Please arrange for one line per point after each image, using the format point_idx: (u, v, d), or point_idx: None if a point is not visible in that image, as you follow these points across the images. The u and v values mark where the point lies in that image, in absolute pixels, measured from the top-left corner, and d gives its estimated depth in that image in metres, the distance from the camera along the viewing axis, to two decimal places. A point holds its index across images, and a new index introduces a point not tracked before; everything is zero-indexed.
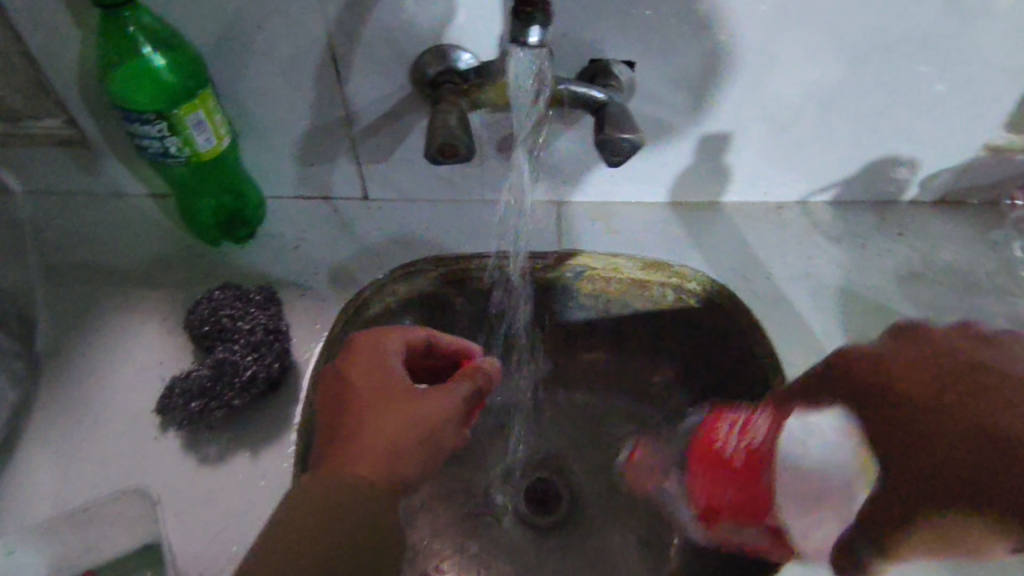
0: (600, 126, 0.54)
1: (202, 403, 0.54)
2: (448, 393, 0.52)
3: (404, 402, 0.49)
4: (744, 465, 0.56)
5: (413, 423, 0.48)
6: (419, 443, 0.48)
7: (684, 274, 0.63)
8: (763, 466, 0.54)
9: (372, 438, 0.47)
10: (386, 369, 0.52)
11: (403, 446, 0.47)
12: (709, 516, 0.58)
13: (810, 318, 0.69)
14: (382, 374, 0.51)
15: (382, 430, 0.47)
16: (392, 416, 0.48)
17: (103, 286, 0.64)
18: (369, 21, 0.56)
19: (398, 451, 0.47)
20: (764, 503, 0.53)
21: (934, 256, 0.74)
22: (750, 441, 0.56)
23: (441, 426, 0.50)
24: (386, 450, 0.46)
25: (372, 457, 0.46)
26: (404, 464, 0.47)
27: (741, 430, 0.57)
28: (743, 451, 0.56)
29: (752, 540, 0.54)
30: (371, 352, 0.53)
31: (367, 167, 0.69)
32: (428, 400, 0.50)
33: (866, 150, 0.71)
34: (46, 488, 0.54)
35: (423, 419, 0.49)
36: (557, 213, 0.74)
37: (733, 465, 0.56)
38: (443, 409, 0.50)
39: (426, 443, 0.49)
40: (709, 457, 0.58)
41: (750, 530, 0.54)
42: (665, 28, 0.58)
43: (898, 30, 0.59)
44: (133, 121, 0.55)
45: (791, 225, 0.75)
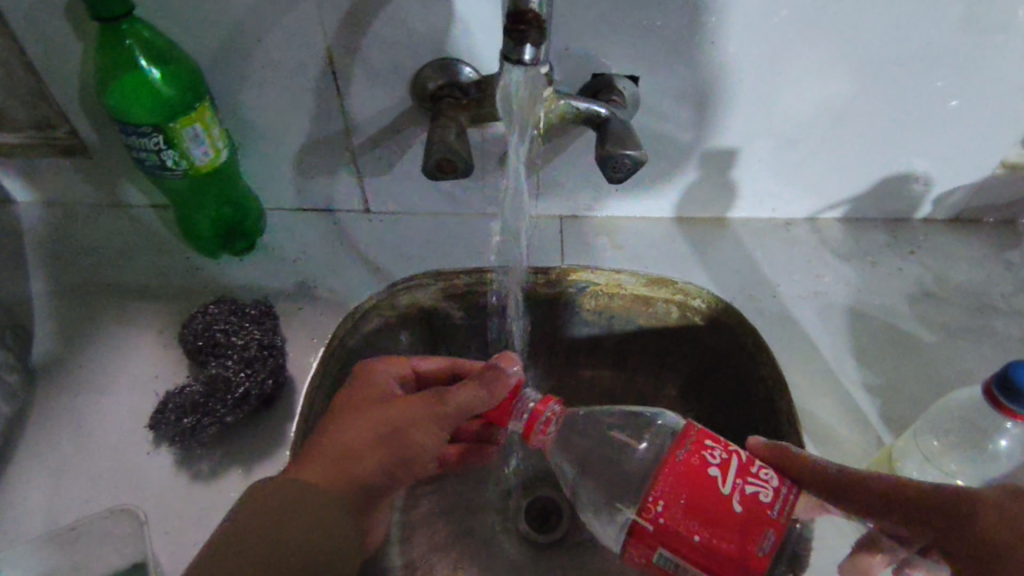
0: (601, 141, 0.53)
1: (193, 419, 0.54)
2: (446, 403, 0.49)
3: (375, 408, 0.49)
4: (739, 517, 0.38)
5: (379, 427, 0.47)
6: (383, 446, 0.47)
7: (688, 292, 0.62)
8: (763, 525, 0.38)
9: (330, 442, 0.46)
10: (376, 388, 0.51)
11: (362, 450, 0.46)
12: (640, 548, 0.41)
13: (820, 338, 0.67)
14: (362, 387, 0.51)
15: (350, 434, 0.47)
16: (357, 422, 0.47)
17: (100, 298, 0.64)
18: (369, 34, 0.55)
19: (356, 455, 0.46)
20: (754, 562, 0.38)
21: (948, 275, 0.72)
22: (755, 494, 0.39)
23: (412, 431, 0.48)
24: (342, 454, 0.46)
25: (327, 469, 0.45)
26: (362, 468, 0.46)
27: (741, 473, 0.40)
28: (740, 496, 0.39)
29: (669, 564, 0.40)
30: (364, 375, 0.52)
31: (368, 180, 0.68)
32: (403, 406, 0.49)
33: (878, 167, 0.69)
34: (36, 502, 0.54)
35: (392, 424, 0.48)
36: (560, 228, 0.73)
37: (727, 509, 0.38)
38: (419, 414, 0.48)
39: (391, 449, 0.47)
40: (693, 486, 0.39)
41: (678, 566, 0.39)
42: (672, 42, 0.57)
43: (910, 44, 0.58)
44: (130, 134, 0.55)
45: (800, 242, 0.74)
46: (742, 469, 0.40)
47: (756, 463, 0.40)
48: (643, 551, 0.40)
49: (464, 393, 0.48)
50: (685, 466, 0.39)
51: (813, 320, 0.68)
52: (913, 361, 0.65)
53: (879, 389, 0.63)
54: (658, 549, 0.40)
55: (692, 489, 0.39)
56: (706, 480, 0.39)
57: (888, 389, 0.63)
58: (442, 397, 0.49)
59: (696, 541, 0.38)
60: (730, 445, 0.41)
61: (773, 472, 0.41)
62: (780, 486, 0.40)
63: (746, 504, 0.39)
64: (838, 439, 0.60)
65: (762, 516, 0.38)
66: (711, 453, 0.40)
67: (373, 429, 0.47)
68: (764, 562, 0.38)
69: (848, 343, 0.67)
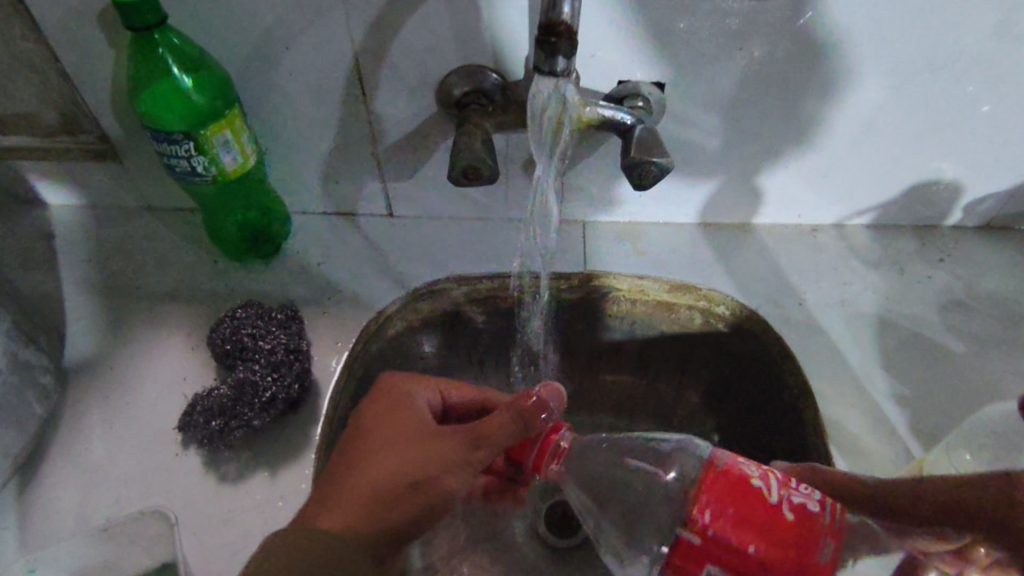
0: (626, 149, 0.53)
1: (222, 422, 0.55)
2: (478, 436, 0.47)
3: (399, 448, 0.48)
4: (792, 526, 0.36)
5: (402, 470, 0.47)
6: (407, 496, 0.47)
7: (712, 298, 0.63)
8: (818, 533, 0.37)
9: (355, 484, 0.46)
10: (400, 418, 0.50)
11: (388, 495, 0.46)
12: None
13: (846, 347, 0.66)
14: (386, 417, 0.50)
15: (374, 473, 0.46)
16: (380, 461, 0.47)
17: (130, 301, 0.65)
18: (395, 41, 0.55)
19: (379, 501, 0.46)
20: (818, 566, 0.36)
21: (978, 283, 0.71)
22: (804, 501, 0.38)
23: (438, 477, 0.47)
24: (367, 496, 0.46)
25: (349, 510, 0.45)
26: (386, 511, 0.46)
27: (783, 484, 0.38)
28: (788, 504, 0.37)
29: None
30: (389, 403, 0.51)
31: (392, 184, 0.68)
32: (428, 450, 0.48)
33: (907, 174, 0.68)
34: (68, 502, 0.55)
35: (418, 464, 0.47)
36: (584, 234, 0.72)
37: (778, 519, 0.37)
38: (446, 459, 0.47)
39: (416, 492, 0.47)
40: (739, 497, 0.37)
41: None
42: (698, 47, 0.56)
43: (940, 51, 0.57)
44: (162, 141, 0.56)
45: (826, 249, 0.73)
46: (784, 480, 0.39)
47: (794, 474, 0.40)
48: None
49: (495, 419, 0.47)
50: (726, 474, 0.39)
51: (839, 328, 0.67)
52: (941, 371, 0.65)
53: (908, 400, 0.62)
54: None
55: (737, 494, 0.37)
56: (744, 483, 0.38)
57: (917, 400, 0.62)
58: (474, 430, 0.47)
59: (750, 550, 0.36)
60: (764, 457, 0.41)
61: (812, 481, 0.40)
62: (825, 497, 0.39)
63: (797, 509, 0.37)
64: (866, 451, 0.59)
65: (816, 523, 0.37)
66: (749, 462, 0.39)
67: (397, 470, 0.47)
68: (828, 570, 0.36)
69: (875, 351, 0.66)
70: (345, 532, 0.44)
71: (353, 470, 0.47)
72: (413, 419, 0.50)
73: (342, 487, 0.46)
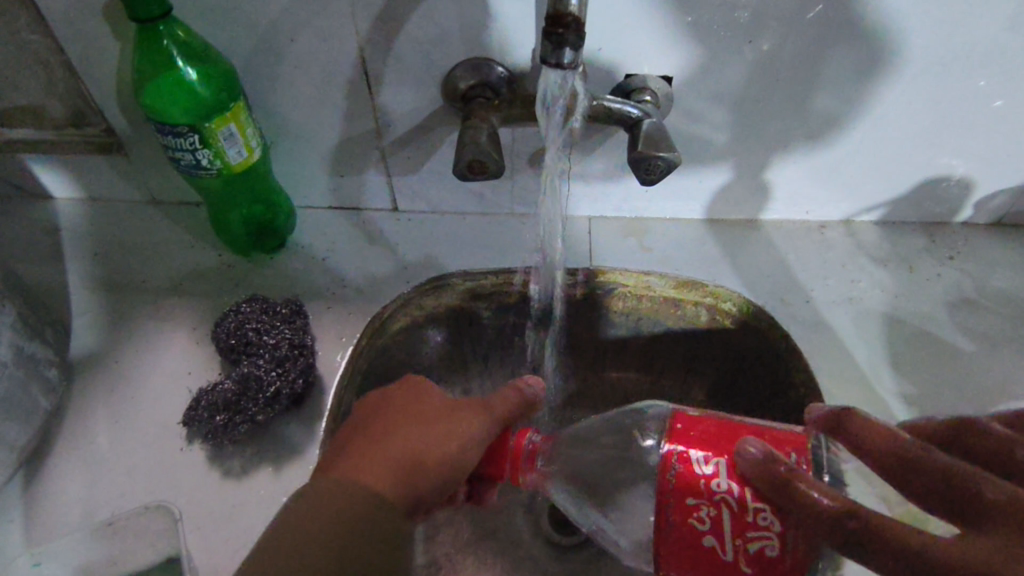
0: (633, 143, 0.52)
1: (227, 416, 0.54)
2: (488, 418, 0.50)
3: (428, 426, 0.49)
4: None
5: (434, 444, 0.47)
6: (439, 466, 0.47)
7: (719, 294, 0.62)
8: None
9: (384, 452, 0.46)
10: (425, 396, 0.51)
11: (419, 465, 0.46)
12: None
13: (853, 345, 0.65)
14: (410, 395, 0.51)
15: (405, 444, 0.47)
16: (414, 436, 0.47)
17: (135, 294, 0.65)
18: (401, 34, 0.55)
19: (415, 471, 0.46)
20: None
21: (988, 280, 0.70)
22: (759, 549, 0.38)
23: (467, 447, 0.48)
24: (399, 463, 0.46)
25: (380, 473, 0.45)
26: (419, 478, 0.46)
27: (738, 533, 0.38)
28: (744, 557, 0.38)
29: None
30: (413, 383, 0.52)
31: (397, 178, 0.68)
32: (456, 424, 0.49)
33: (917, 170, 0.67)
34: (74, 495, 0.55)
35: (444, 446, 0.48)
36: (589, 229, 0.72)
37: None
38: (472, 431, 0.48)
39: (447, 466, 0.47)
40: (694, 563, 0.40)
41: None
42: (707, 40, 0.56)
43: (952, 45, 0.56)
44: (167, 134, 0.56)
45: (834, 245, 0.72)
46: (738, 525, 0.38)
47: (750, 511, 0.38)
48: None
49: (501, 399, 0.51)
50: (676, 543, 0.40)
51: (847, 326, 0.67)
52: (949, 369, 0.64)
53: (916, 399, 0.62)
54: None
55: (691, 563, 0.40)
56: (690, 549, 0.39)
57: (925, 399, 0.62)
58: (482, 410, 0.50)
59: None
60: (716, 495, 0.39)
61: (772, 515, 0.37)
62: (785, 530, 0.37)
63: (756, 557, 0.38)
64: None
65: (772, 568, 0.38)
66: (699, 518, 0.39)
67: (419, 451, 0.47)
68: None
69: (882, 349, 0.65)
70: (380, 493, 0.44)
71: (382, 441, 0.47)
72: (435, 397, 0.51)
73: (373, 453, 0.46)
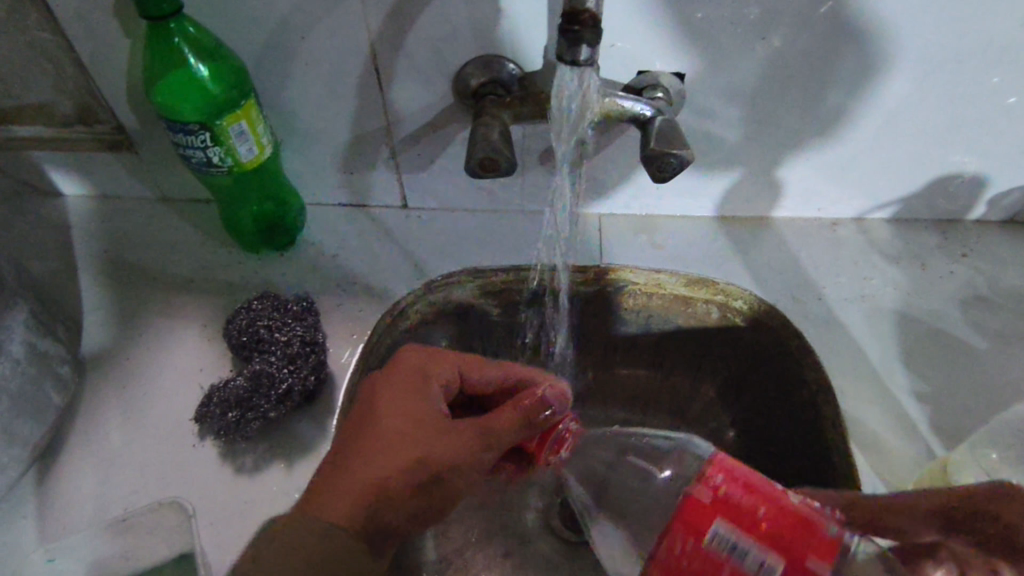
0: (646, 140, 0.52)
1: (239, 413, 0.54)
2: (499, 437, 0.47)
3: (412, 442, 0.47)
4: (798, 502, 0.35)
5: (415, 466, 0.46)
6: (419, 491, 0.46)
7: (730, 292, 0.61)
8: (823, 517, 0.35)
9: (357, 472, 0.45)
10: (418, 398, 0.49)
11: (393, 490, 0.45)
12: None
13: (865, 343, 0.65)
14: (400, 397, 0.49)
15: (383, 463, 0.45)
16: (393, 454, 0.46)
17: (146, 291, 0.65)
18: (411, 31, 0.54)
19: (388, 498, 0.45)
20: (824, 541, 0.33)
21: (1000, 278, 0.69)
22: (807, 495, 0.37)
23: (449, 475, 0.47)
24: (371, 487, 0.44)
25: (350, 498, 0.44)
26: (391, 506, 0.45)
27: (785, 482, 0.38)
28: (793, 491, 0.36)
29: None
30: (409, 379, 0.50)
31: (406, 176, 0.68)
32: (445, 444, 0.47)
33: (930, 167, 0.67)
34: (87, 490, 0.55)
35: (426, 469, 0.46)
36: (600, 227, 0.72)
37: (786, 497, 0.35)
38: (461, 456, 0.47)
39: (426, 491, 0.46)
40: (747, 469, 0.37)
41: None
42: (720, 36, 0.55)
43: (968, 41, 0.55)
44: (178, 132, 0.56)
45: (846, 243, 0.72)
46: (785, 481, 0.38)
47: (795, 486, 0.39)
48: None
49: (509, 416, 0.47)
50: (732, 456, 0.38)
51: (859, 323, 0.66)
52: (962, 367, 0.63)
53: (929, 398, 0.61)
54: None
55: (744, 469, 0.36)
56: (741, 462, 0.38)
57: (938, 397, 0.61)
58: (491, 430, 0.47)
59: (763, 501, 0.34)
60: None
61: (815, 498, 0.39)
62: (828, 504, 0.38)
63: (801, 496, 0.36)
64: (885, 448, 0.58)
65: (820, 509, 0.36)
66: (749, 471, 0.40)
67: (398, 475, 0.45)
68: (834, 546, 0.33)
69: (895, 347, 0.65)
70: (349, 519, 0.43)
71: (356, 460, 0.46)
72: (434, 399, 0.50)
73: (348, 472, 0.45)
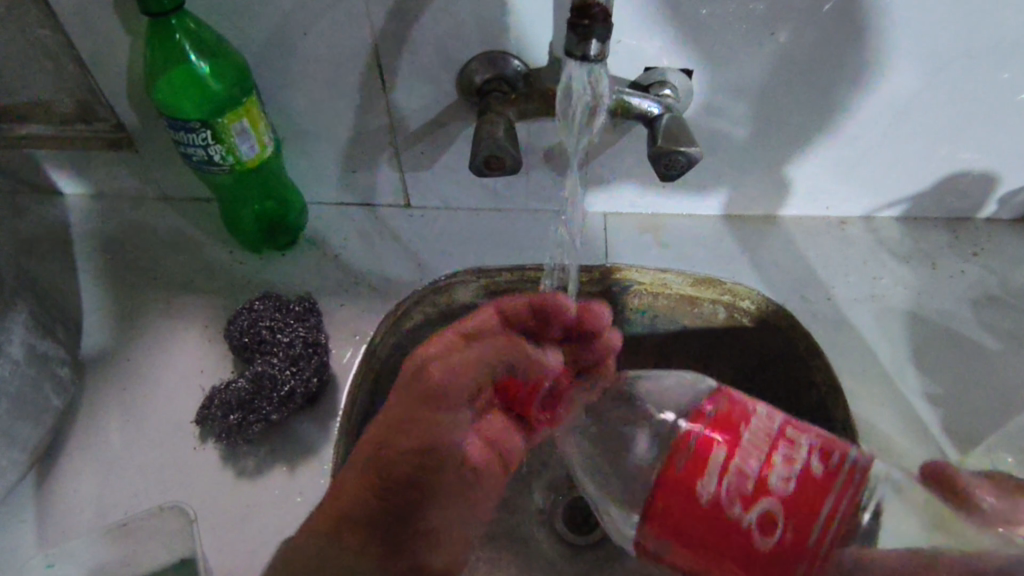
0: (653, 138, 0.51)
1: (240, 416, 0.54)
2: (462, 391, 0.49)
3: (399, 396, 0.49)
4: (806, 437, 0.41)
5: (403, 412, 0.47)
6: (411, 431, 0.46)
7: (737, 292, 0.61)
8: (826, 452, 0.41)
9: (364, 444, 0.48)
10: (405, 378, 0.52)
11: (389, 437, 0.47)
12: (695, 460, 0.38)
13: (875, 343, 0.64)
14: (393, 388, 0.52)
15: (379, 423, 0.48)
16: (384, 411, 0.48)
17: (147, 292, 0.65)
18: (415, 27, 0.54)
19: (386, 447, 0.46)
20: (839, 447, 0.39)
21: (1012, 277, 0.69)
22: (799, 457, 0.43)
23: (438, 408, 0.48)
24: (372, 449, 0.47)
25: (360, 464, 0.46)
26: (392, 455, 0.46)
27: None
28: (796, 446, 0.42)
29: (733, 464, 0.37)
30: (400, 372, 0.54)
31: (410, 174, 0.67)
32: (424, 377, 0.48)
33: (940, 164, 0.66)
34: (87, 494, 0.54)
35: (412, 410, 0.47)
36: (605, 226, 0.71)
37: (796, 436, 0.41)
38: (443, 381, 0.48)
39: (418, 432, 0.47)
40: None
41: (689, 497, 0.37)
42: (729, 31, 0.54)
43: (982, 36, 0.54)
44: (178, 130, 0.55)
45: (855, 242, 0.71)
46: None
47: None
48: (679, 480, 0.37)
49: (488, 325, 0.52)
50: None
51: (869, 324, 0.65)
52: (974, 368, 0.63)
53: (940, 399, 0.61)
54: (681, 483, 0.37)
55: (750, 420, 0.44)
56: None
57: (950, 399, 0.61)
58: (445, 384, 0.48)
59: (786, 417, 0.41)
60: None
61: None
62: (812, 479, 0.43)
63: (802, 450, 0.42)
64: (897, 451, 0.57)
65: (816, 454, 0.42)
66: None
67: (390, 424, 0.47)
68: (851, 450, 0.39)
69: (905, 348, 0.64)
70: (364, 481, 0.45)
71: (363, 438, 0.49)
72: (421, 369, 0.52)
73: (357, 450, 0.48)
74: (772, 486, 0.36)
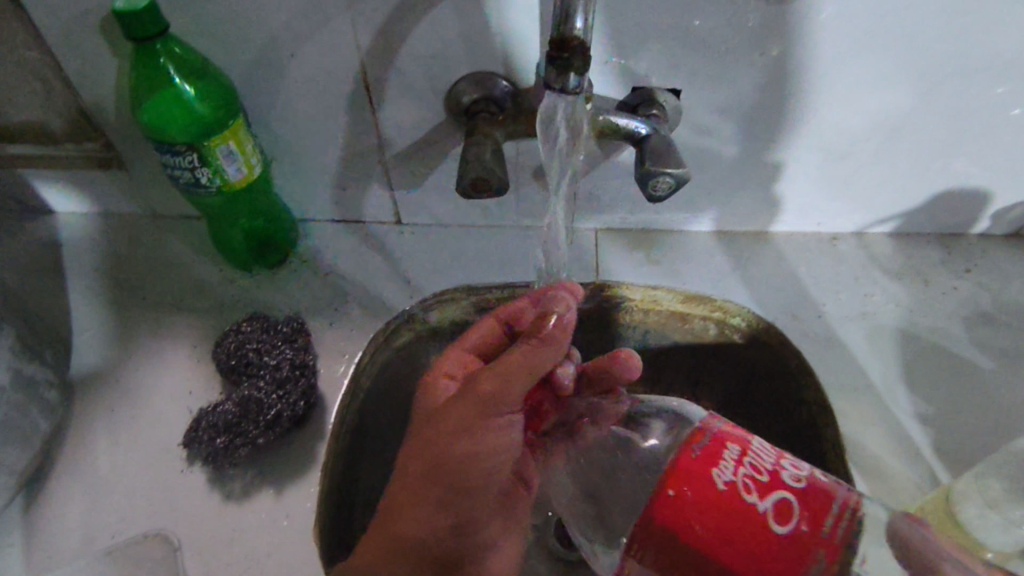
0: (640, 158, 0.51)
1: (227, 439, 0.54)
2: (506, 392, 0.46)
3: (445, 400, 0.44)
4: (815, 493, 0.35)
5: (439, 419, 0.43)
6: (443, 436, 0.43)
7: (726, 309, 0.60)
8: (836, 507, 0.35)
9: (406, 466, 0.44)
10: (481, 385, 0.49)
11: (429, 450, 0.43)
12: (706, 462, 0.35)
13: (865, 362, 0.63)
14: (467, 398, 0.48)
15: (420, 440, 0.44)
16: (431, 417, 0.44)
17: (136, 312, 0.65)
18: (403, 48, 0.54)
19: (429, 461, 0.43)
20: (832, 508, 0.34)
21: (1006, 296, 0.68)
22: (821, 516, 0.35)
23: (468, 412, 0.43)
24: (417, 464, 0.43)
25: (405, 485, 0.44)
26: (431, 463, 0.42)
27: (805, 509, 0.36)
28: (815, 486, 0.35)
29: (746, 461, 0.35)
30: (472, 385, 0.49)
31: (400, 193, 0.67)
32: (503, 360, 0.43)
33: (932, 182, 0.66)
34: (74, 519, 0.54)
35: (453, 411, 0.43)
36: (597, 243, 0.71)
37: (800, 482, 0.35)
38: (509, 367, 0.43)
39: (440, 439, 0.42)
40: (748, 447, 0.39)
41: (705, 486, 0.34)
42: (718, 49, 0.54)
43: (972, 54, 0.54)
44: (164, 153, 0.55)
45: (846, 258, 0.70)
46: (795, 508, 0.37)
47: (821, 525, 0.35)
48: (694, 471, 0.35)
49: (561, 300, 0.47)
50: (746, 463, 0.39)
51: (860, 341, 0.65)
52: (966, 388, 0.62)
53: (931, 419, 0.60)
54: (703, 476, 0.35)
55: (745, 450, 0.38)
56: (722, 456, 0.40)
57: (941, 419, 0.60)
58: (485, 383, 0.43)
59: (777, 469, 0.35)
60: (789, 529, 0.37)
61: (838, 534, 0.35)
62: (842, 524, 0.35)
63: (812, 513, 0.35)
64: (886, 472, 0.57)
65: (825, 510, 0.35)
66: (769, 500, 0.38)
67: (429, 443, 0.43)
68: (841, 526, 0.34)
69: (896, 366, 0.63)
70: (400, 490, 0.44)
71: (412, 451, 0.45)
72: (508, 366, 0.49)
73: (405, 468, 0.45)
74: (783, 480, 0.35)
